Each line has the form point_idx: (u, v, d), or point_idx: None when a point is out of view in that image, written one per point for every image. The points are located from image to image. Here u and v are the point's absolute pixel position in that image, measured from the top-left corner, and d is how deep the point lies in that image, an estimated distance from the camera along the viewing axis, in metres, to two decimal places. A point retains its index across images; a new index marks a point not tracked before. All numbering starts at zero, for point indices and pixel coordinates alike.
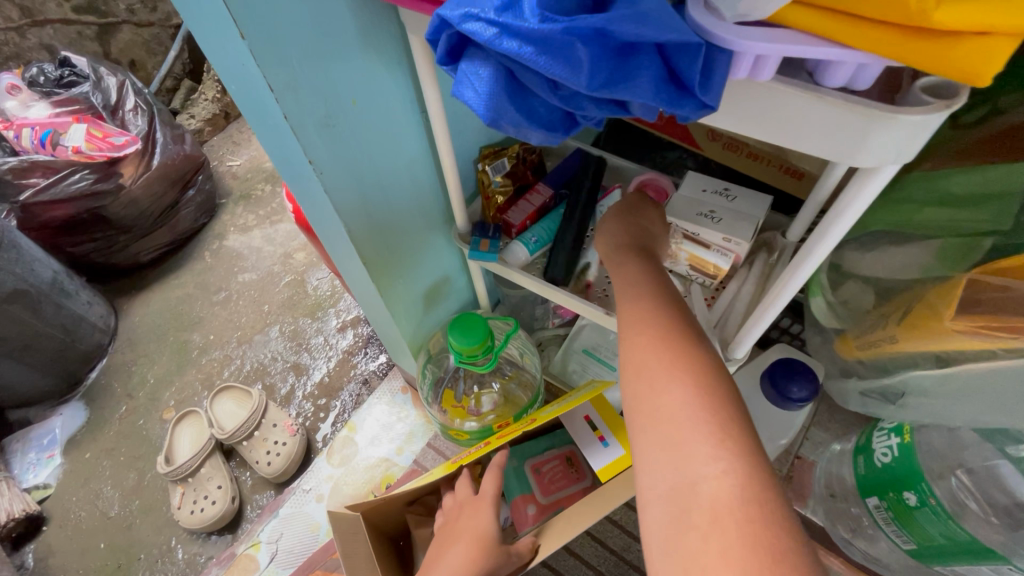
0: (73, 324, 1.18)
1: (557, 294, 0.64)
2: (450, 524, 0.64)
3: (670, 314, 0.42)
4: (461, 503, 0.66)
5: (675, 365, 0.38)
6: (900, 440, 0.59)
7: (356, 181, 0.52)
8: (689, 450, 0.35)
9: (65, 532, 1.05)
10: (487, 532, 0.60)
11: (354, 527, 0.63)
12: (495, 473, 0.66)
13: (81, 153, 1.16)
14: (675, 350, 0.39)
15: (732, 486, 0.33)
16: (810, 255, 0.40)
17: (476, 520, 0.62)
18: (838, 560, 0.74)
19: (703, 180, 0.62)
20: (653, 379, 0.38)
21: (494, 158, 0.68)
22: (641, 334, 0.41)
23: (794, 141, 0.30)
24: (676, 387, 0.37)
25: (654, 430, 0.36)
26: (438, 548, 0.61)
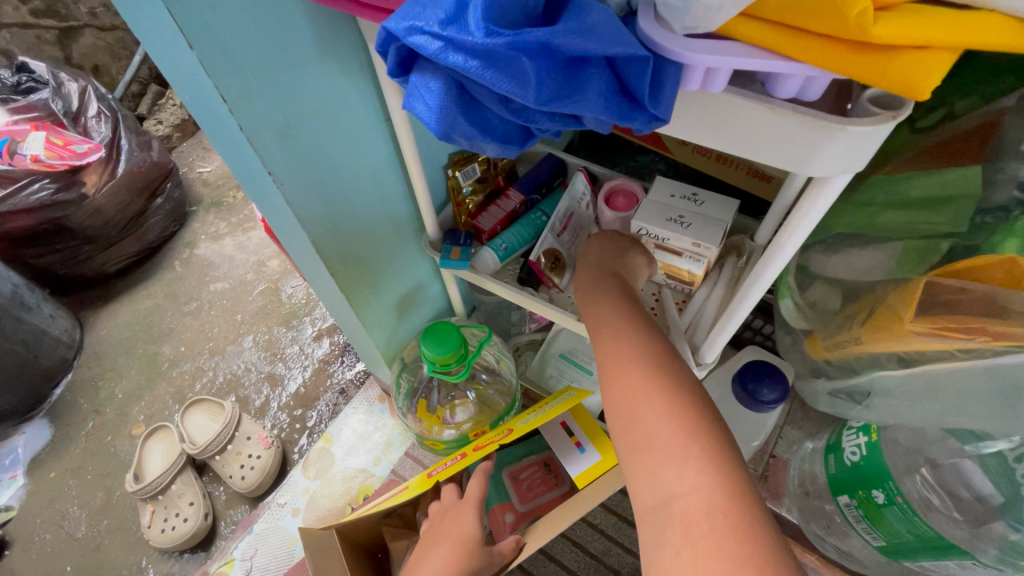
0: (35, 339, 1.14)
1: (529, 302, 0.64)
2: (431, 529, 0.63)
3: (649, 338, 0.42)
4: (443, 508, 0.65)
5: (653, 386, 0.38)
6: (867, 438, 0.60)
7: (318, 191, 0.51)
8: (661, 465, 0.35)
9: (29, 555, 1.01)
10: (468, 536, 0.60)
11: (326, 544, 0.61)
12: (478, 478, 0.65)
13: (41, 162, 1.12)
14: (653, 366, 0.39)
15: (705, 501, 0.33)
16: (772, 262, 0.40)
17: (459, 524, 0.61)
18: (813, 557, 0.75)
19: (672, 186, 0.62)
20: (629, 396, 0.38)
21: (465, 163, 0.67)
22: (618, 350, 0.41)
23: (747, 152, 0.30)
24: (652, 409, 0.37)
25: (632, 450, 0.36)
26: (419, 554, 0.60)
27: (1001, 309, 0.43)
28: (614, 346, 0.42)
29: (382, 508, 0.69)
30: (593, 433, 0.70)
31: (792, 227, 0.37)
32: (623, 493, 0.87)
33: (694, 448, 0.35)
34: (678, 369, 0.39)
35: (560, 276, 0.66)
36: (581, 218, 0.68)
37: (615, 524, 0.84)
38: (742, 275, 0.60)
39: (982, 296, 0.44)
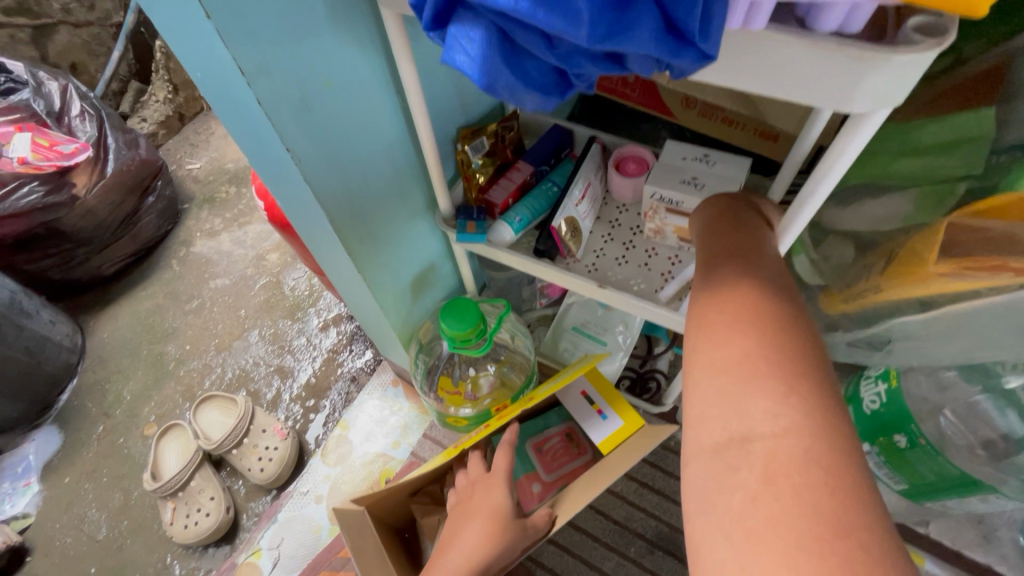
0: (38, 345, 1.12)
1: (546, 270, 0.64)
2: (463, 503, 0.64)
3: (747, 265, 0.37)
4: (473, 481, 0.66)
5: (748, 321, 0.33)
6: (888, 385, 0.61)
7: (336, 169, 0.50)
8: (747, 399, 0.30)
9: (52, 560, 1.01)
10: (500, 506, 0.60)
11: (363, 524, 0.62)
12: (507, 450, 0.66)
13: (28, 164, 1.09)
14: (755, 299, 0.34)
15: (797, 448, 0.28)
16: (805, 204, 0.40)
17: (490, 496, 0.62)
18: None
19: (682, 148, 0.62)
20: (729, 330, 0.33)
21: (473, 137, 0.66)
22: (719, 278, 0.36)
23: (784, 91, 0.31)
24: (740, 340, 0.32)
25: (713, 380, 0.32)
26: (453, 527, 0.61)
27: (1022, 246, 0.44)
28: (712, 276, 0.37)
29: (409, 486, 0.70)
30: (613, 400, 0.71)
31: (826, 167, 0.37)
32: (643, 460, 0.88)
33: (791, 389, 0.30)
34: (783, 305, 0.34)
35: (576, 245, 0.65)
36: (595, 188, 0.68)
37: (637, 490, 0.86)
38: None
39: (1002, 235, 0.45)
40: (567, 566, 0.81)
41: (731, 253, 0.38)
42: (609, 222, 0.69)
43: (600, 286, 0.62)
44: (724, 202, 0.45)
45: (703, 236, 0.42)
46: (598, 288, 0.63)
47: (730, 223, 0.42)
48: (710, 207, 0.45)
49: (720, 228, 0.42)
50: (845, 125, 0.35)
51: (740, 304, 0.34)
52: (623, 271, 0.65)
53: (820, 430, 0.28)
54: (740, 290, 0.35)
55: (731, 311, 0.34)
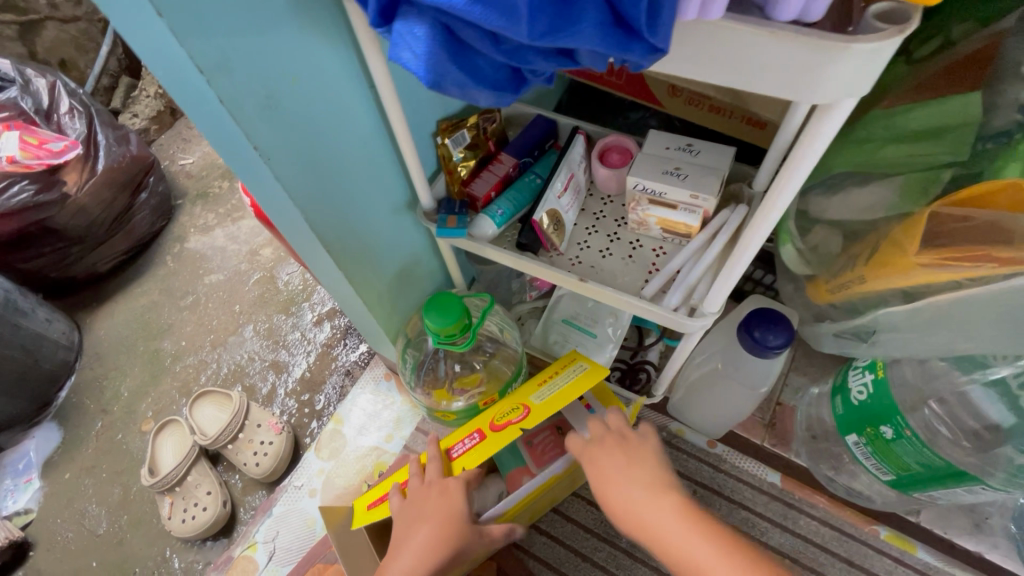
0: (34, 343, 1.13)
1: (528, 265, 0.64)
2: (413, 506, 0.61)
3: (643, 471, 0.58)
4: (428, 484, 0.63)
5: (653, 495, 0.54)
6: (874, 376, 0.60)
7: (308, 166, 0.50)
8: (694, 557, 0.48)
9: (55, 554, 1.02)
10: (457, 514, 0.60)
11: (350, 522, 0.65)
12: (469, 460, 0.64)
13: (17, 163, 1.09)
14: (642, 477, 0.57)
15: (724, 559, 0.47)
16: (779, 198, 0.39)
17: (447, 502, 0.61)
18: (824, 498, 0.78)
19: (666, 138, 0.62)
20: (663, 530, 0.51)
21: (454, 129, 0.65)
22: (624, 483, 0.57)
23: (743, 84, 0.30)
24: (655, 506, 0.53)
25: (673, 553, 0.50)
26: (400, 529, 0.60)
27: (1006, 234, 0.44)
28: (631, 492, 0.56)
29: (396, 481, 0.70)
30: (606, 400, 0.71)
31: (796, 162, 0.36)
32: None
33: (697, 524, 0.50)
34: (652, 468, 0.58)
35: (560, 238, 0.65)
36: (578, 179, 0.67)
37: None
38: (743, 222, 0.58)
39: (986, 223, 0.45)
40: (558, 556, 0.82)
41: (629, 465, 0.58)
42: (593, 214, 0.68)
43: (581, 280, 0.61)
44: (618, 448, 0.61)
45: (612, 491, 0.57)
46: (580, 282, 0.62)
47: (623, 457, 0.59)
48: (606, 451, 0.61)
49: (631, 464, 0.59)
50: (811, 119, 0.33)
51: (635, 484, 0.56)
52: (606, 264, 0.64)
53: (727, 542, 0.48)
54: (634, 483, 0.56)
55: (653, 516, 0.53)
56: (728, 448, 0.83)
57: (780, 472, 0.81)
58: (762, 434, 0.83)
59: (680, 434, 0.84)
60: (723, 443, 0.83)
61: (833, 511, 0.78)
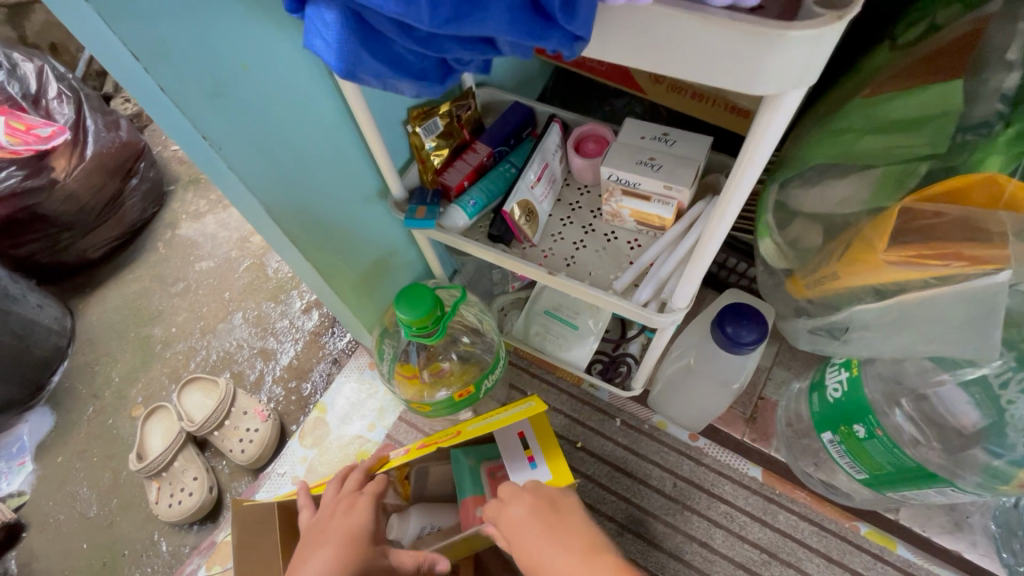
0: (25, 329, 1.14)
1: (499, 258, 0.62)
2: (320, 524, 0.61)
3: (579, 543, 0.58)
4: (339, 499, 0.64)
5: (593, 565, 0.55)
6: (849, 373, 0.60)
7: (264, 156, 0.49)
8: None
9: (47, 536, 1.04)
10: (361, 529, 0.60)
11: (259, 520, 0.63)
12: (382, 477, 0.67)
13: (4, 149, 1.09)
14: (580, 552, 0.57)
15: None
16: (736, 194, 0.38)
17: (353, 519, 0.60)
18: (804, 493, 0.78)
19: (642, 127, 0.60)
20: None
21: (425, 117, 0.63)
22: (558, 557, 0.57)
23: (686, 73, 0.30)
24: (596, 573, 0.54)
25: None
26: (301, 549, 0.58)
27: (980, 232, 0.45)
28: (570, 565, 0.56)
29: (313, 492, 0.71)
30: (548, 450, 0.71)
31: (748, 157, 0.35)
32: (615, 444, 0.85)
33: None
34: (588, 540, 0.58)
35: (533, 229, 0.63)
36: (553, 169, 0.65)
37: None
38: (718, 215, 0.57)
39: (958, 219, 0.45)
40: None
41: (557, 538, 0.59)
42: (569, 204, 0.67)
43: (552, 273, 0.60)
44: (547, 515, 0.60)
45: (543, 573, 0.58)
46: (550, 276, 0.60)
47: (553, 527, 0.59)
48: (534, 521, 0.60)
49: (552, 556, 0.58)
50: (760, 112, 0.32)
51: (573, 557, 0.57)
52: (579, 256, 0.63)
53: None
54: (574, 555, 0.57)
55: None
56: (708, 441, 0.82)
57: (761, 466, 0.80)
58: (743, 429, 0.82)
59: (662, 427, 0.84)
60: (704, 437, 0.82)
61: (812, 506, 0.77)
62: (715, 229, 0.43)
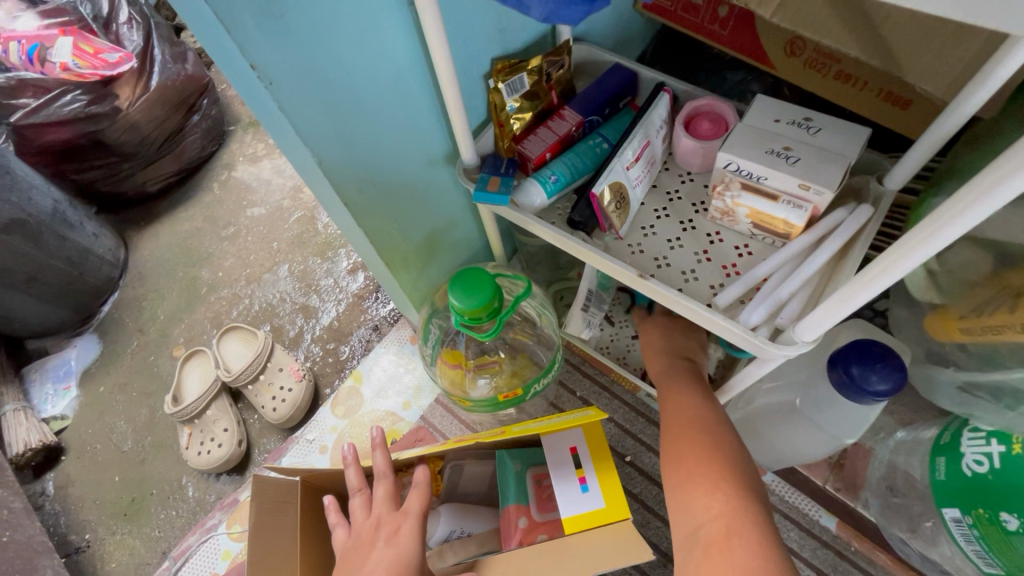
0: (79, 256, 1.13)
1: (574, 247, 0.52)
2: (358, 549, 0.53)
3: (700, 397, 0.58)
4: (374, 519, 0.56)
5: (697, 427, 0.54)
6: (1004, 449, 0.48)
7: (323, 101, 0.41)
8: (696, 491, 0.49)
9: (83, 463, 1.05)
10: (407, 557, 0.52)
11: (270, 517, 0.56)
12: (419, 487, 0.58)
13: (70, 71, 1.07)
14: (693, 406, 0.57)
15: (724, 525, 0.46)
16: (982, 202, 0.28)
17: (397, 545, 0.53)
18: (888, 559, 0.67)
19: (778, 108, 0.48)
20: (673, 407, 0.58)
21: (511, 72, 0.53)
22: (679, 394, 0.59)
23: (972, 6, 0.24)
24: (692, 431, 0.54)
25: (677, 466, 0.52)
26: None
27: None
28: (678, 404, 0.57)
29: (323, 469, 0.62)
30: (602, 470, 0.62)
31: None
32: None
33: (715, 468, 0.50)
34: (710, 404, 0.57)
35: (621, 219, 0.53)
36: (655, 149, 0.55)
37: (658, 497, 0.77)
38: (862, 228, 0.46)
39: None
40: None
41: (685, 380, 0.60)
42: (666, 193, 0.56)
43: (642, 276, 0.50)
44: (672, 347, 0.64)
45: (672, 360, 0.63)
46: (639, 279, 0.50)
47: (677, 367, 0.62)
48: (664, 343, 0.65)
49: (659, 348, 0.65)
50: None
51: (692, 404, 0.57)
52: (673, 257, 0.53)
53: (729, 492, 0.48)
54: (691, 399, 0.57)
55: (680, 405, 0.57)
56: (778, 478, 0.72)
57: (838, 518, 0.69)
58: (827, 474, 0.71)
59: None
60: (775, 474, 0.72)
61: None
62: (922, 244, 0.32)
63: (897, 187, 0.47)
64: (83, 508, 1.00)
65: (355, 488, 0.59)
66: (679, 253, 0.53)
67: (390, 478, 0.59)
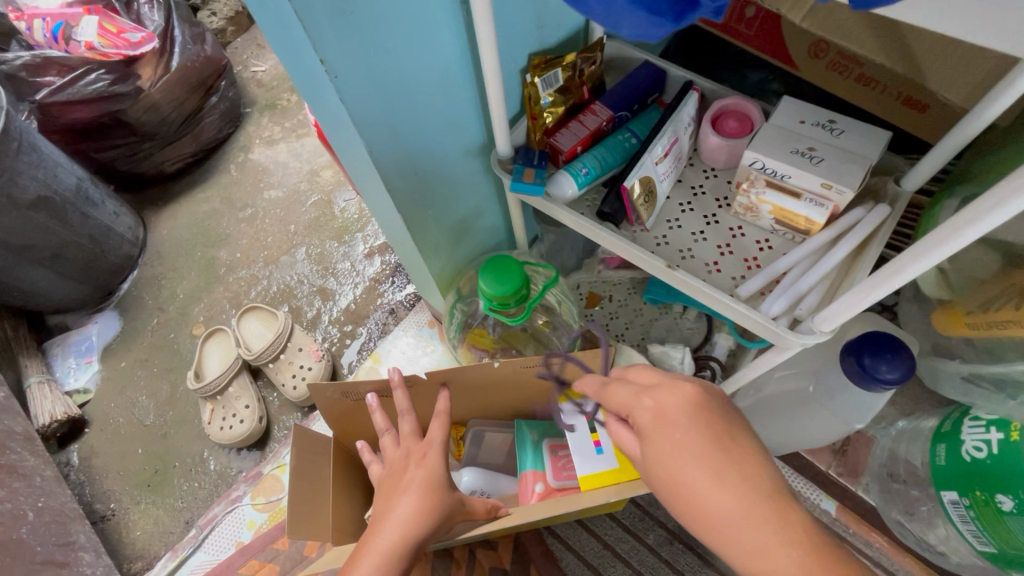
0: (101, 234, 1.15)
1: (600, 236, 0.55)
2: (391, 477, 0.56)
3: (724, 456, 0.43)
4: (404, 450, 0.58)
5: (752, 510, 0.41)
6: (1003, 436, 0.51)
7: (380, 94, 0.43)
8: None
9: (106, 435, 1.08)
10: (435, 479, 0.55)
11: (308, 464, 0.62)
12: (440, 417, 0.60)
13: (95, 51, 1.07)
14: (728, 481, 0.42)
15: None
16: (1000, 206, 0.31)
17: (423, 470, 0.55)
18: (883, 540, 0.71)
19: (804, 109, 0.51)
20: (694, 486, 0.43)
21: (546, 67, 0.55)
22: (685, 468, 0.44)
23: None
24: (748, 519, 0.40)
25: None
26: (380, 504, 0.54)
27: None
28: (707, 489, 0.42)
29: (348, 409, 0.66)
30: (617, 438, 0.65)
31: None
32: None
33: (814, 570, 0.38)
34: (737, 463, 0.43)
35: (649, 212, 0.56)
36: (682, 145, 0.57)
37: None
38: (879, 225, 0.48)
39: None
40: (581, 540, 0.80)
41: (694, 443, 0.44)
42: (691, 188, 0.59)
43: (671, 267, 0.52)
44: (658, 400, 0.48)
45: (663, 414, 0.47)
46: (668, 270, 0.53)
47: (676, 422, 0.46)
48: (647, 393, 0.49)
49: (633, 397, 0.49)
50: None
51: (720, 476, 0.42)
52: (697, 250, 0.56)
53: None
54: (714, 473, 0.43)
55: (709, 498, 0.42)
56: (782, 463, 0.76)
57: (837, 501, 0.73)
58: (829, 460, 0.75)
59: None
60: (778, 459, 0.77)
61: (892, 556, 0.70)
62: (942, 244, 0.34)
63: (913, 188, 0.49)
64: (107, 479, 1.04)
65: (383, 429, 0.60)
66: (704, 247, 0.55)
67: (413, 415, 0.60)
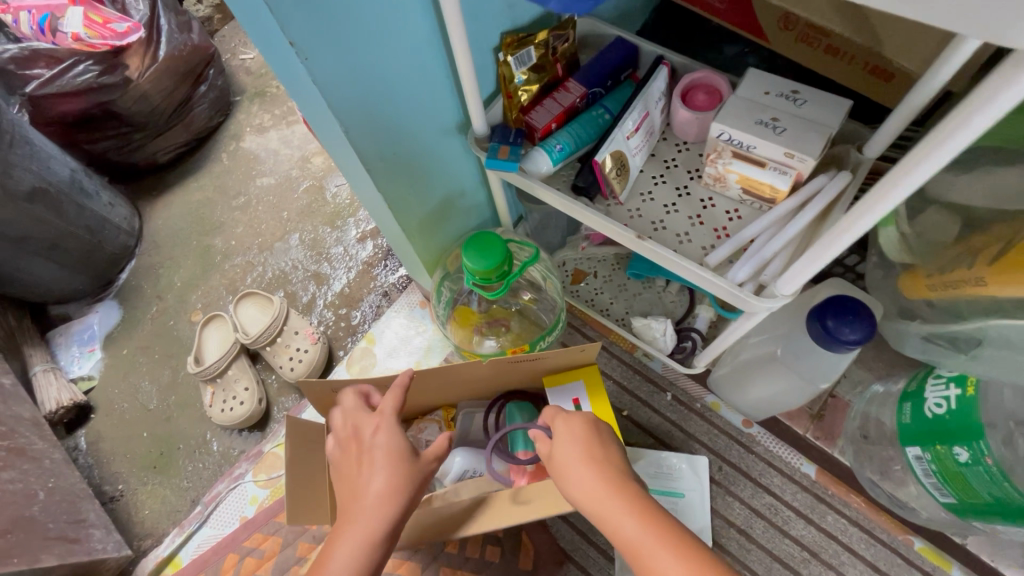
0: (98, 225, 1.17)
1: (575, 209, 0.57)
2: (354, 455, 0.57)
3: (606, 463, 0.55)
4: (354, 425, 0.60)
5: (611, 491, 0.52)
6: (960, 392, 0.54)
7: (352, 77, 0.45)
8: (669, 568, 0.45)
9: (111, 420, 1.12)
10: (395, 447, 0.57)
11: (304, 451, 0.63)
12: (394, 389, 0.61)
13: (81, 41, 1.08)
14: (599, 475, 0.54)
15: None
16: (921, 167, 0.33)
17: (382, 439, 0.57)
18: (859, 499, 0.74)
19: (768, 80, 0.52)
20: (579, 484, 0.54)
21: (519, 45, 0.56)
22: (573, 471, 0.55)
23: None
24: (608, 494, 0.52)
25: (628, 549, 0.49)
26: (347, 490, 0.55)
27: None
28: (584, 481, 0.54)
29: (335, 397, 0.68)
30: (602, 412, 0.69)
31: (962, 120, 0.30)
32: (663, 418, 0.82)
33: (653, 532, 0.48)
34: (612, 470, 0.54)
35: (621, 185, 0.58)
36: (653, 119, 0.58)
37: None
38: (842, 193, 0.49)
39: None
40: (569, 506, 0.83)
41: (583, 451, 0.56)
42: (663, 161, 0.60)
43: (640, 237, 0.54)
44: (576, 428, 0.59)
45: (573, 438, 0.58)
46: (638, 239, 0.54)
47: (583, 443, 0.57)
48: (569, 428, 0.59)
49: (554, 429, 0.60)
50: (1001, 66, 0.27)
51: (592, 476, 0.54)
52: (669, 221, 0.57)
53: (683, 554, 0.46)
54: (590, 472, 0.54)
55: (587, 489, 0.53)
56: (763, 429, 0.79)
57: (816, 465, 0.76)
58: (807, 424, 0.78)
59: (715, 408, 0.81)
60: (760, 425, 0.79)
61: (868, 514, 0.73)
62: (878, 204, 0.37)
63: (873, 155, 0.51)
64: (114, 462, 1.07)
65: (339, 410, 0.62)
66: (676, 219, 0.57)
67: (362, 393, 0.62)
